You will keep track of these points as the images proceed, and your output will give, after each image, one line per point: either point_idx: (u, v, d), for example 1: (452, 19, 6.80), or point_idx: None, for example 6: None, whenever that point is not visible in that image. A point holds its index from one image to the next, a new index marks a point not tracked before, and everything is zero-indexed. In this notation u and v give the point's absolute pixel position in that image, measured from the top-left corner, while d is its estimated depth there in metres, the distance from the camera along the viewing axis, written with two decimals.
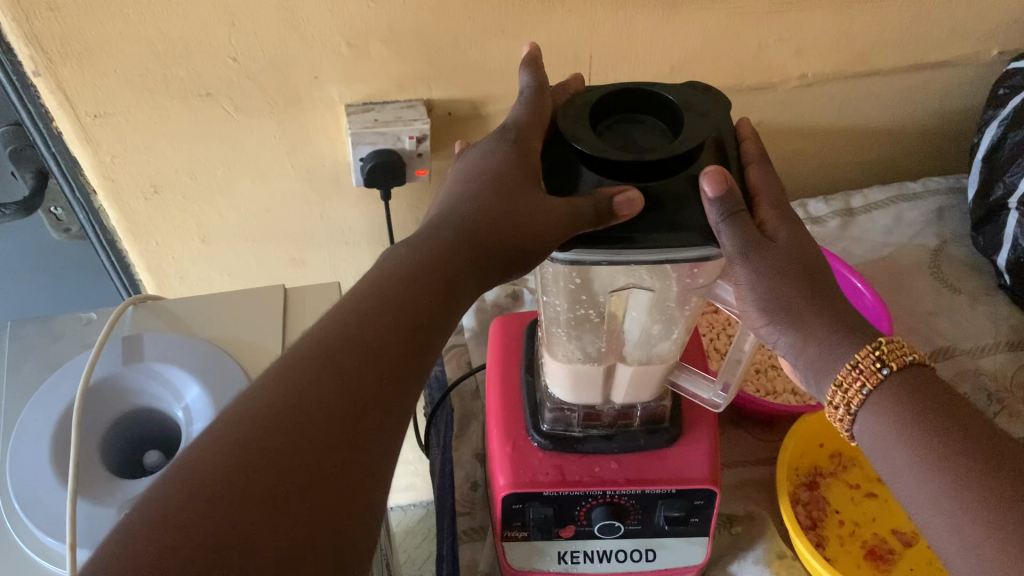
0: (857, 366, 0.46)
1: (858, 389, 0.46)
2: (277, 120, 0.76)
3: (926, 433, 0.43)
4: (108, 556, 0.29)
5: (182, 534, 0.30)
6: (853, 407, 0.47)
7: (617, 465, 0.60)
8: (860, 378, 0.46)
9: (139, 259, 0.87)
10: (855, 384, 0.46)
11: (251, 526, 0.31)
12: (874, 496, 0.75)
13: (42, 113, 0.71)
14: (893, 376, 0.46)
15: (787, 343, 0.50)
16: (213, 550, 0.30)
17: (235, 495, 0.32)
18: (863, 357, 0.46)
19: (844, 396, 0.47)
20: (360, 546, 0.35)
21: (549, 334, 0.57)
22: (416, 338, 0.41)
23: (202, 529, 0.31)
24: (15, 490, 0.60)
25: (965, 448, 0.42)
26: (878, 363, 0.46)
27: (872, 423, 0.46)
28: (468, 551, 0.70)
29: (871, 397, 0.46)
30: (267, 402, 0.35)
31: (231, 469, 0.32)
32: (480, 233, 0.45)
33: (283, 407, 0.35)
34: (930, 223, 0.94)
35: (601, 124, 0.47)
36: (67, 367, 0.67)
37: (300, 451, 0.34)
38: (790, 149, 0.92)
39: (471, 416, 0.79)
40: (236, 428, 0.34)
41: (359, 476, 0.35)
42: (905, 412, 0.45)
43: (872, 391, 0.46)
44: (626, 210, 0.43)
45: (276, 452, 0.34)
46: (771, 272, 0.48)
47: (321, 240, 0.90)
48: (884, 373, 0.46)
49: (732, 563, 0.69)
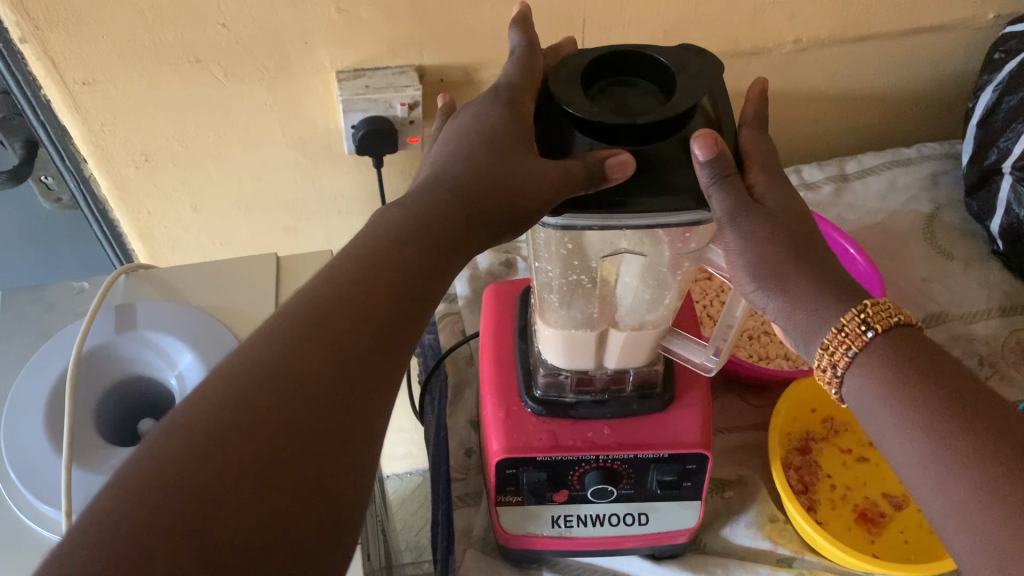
0: (843, 329, 0.46)
1: (844, 351, 0.46)
2: (268, 87, 0.76)
3: (911, 393, 0.44)
4: (106, 512, 0.29)
5: (180, 491, 0.30)
6: (839, 369, 0.47)
7: (609, 431, 0.61)
8: (846, 341, 0.46)
9: (130, 227, 0.87)
10: (841, 347, 0.46)
11: (247, 486, 0.32)
12: (864, 460, 0.76)
13: (30, 81, 0.71)
14: (879, 339, 0.46)
15: (777, 307, 0.49)
16: (211, 508, 0.31)
17: (231, 454, 0.32)
18: (849, 321, 0.46)
19: (831, 358, 0.47)
20: (351, 507, 0.35)
21: (542, 300, 0.57)
22: (411, 301, 0.40)
23: (199, 485, 0.31)
24: (10, 457, 0.60)
25: (949, 408, 0.42)
26: (863, 326, 0.46)
27: (859, 384, 0.46)
28: (463, 517, 0.71)
29: (857, 359, 0.46)
30: (260, 361, 0.35)
31: (228, 427, 0.33)
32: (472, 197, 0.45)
33: (277, 366, 0.35)
34: (924, 189, 0.94)
35: (593, 87, 0.47)
36: (61, 335, 0.67)
37: (297, 411, 0.34)
38: (784, 115, 0.92)
39: (464, 383, 0.80)
40: (229, 387, 0.34)
41: (351, 434, 0.36)
42: (891, 373, 0.45)
43: (858, 353, 0.46)
44: (618, 173, 0.43)
45: (269, 412, 0.34)
46: (761, 237, 0.48)
47: (314, 208, 0.89)
48: (869, 336, 0.46)
49: (724, 527, 0.70)
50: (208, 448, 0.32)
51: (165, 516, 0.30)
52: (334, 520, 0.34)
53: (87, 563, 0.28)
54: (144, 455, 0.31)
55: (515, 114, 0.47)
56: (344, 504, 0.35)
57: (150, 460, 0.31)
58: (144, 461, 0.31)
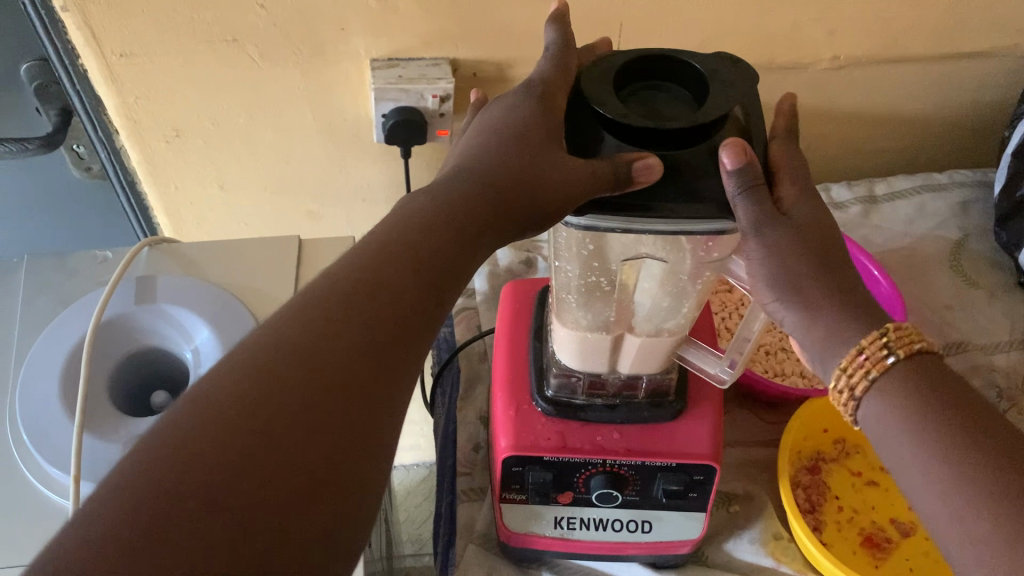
0: (864, 351, 0.46)
1: (863, 374, 0.46)
2: (302, 71, 0.76)
3: (932, 422, 0.43)
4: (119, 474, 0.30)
5: (194, 460, 0.31)
6: (857, 392, 0.47)
7: (619, 436, 0.61)
8: (866, 364, 0.46)
9: (157, 201, 0.88)
10: (860, 369, 0.46)
11: (261, 459, 0.32)
12: (875, 484, 0.75)
13: (68, 49, 0.72)
14: (898, 368, 0.45)
15: (793, 315, 0.49)
16: (221, 478, 0.30)
17: (243, 427, 0.32)
18: (870, 344, 0.46)
19: (849, 380, 0.47)
20: (366, 488, 0.35)
21: (559, 301, 0.56)
22: (433, 289, 0.40)
23: (210, 454, 0.31)
24: (24, 419, 0.61)
25: (970, 439, 0.42)
26: (885, 349, 0.45)
27: (876, 408, 0.46)
28: (466, 512, 0.72)
29: (876, 384, 0.46)
30: (277, 338, 0.35)
31: (241, 403, 0.33)
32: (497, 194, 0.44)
33: (292, 343, 0.35)
34: (953, 216, 0.93)
35: (626, 90, 0.46)
36: (81, 303, 0.68)
37: (314, 390, 0.34)
38: (815, 132, 0.91)
39: (476, 379, 0.80)
40: (245, 362, 0.34)
41: (369, 420, 0.36)
42: (911, 400, 0.44)
43: (878, 377, 0.46)
44: (644, 176, 0.42)
45: (283, 389, 0.34)
46: (785, 251, 0.47)
47: (339, 195, 0.90)
48: (891, 360, 0.45)
49: (728, 541, 0.70)
50: (222, 421, 0.32)
51: (179, 485, 0.30)
52: (349, 503, 0.34)
53: (97, 525, 0.28)
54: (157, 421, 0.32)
55: (546, 111, 0.47)
56: (358, 489, 0.35)
57: (164, 430, 0.32)
58: (157, 431, 0.32)
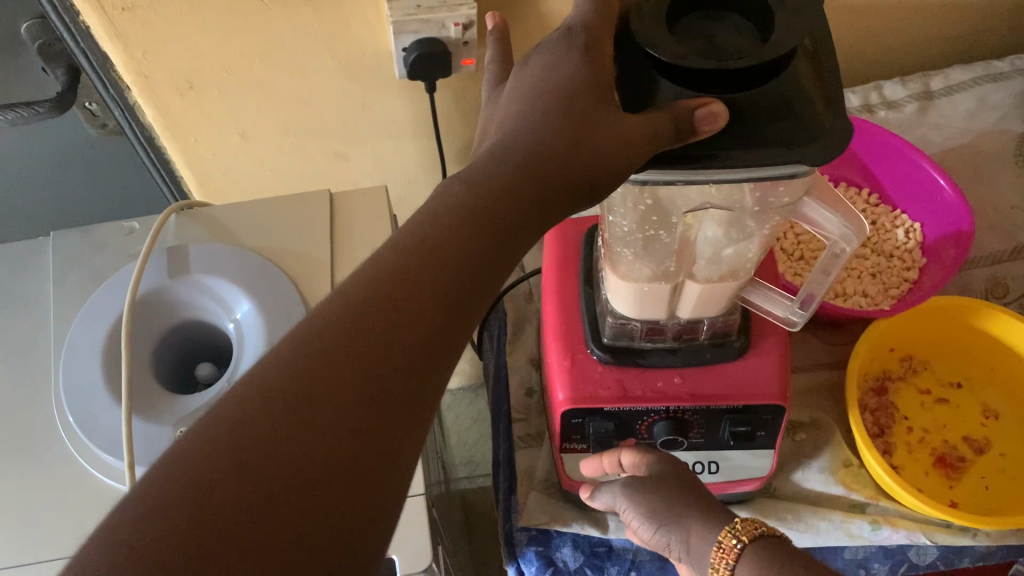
0: (720, 545, 0.51)
1: (734, 545, 0.51)
2: (313, 8, 0.71)
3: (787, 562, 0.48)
4: (175, 497, 0.27)
5: (251, 481, 0.28)
6: (731, 563, 0.50)
7: (680, 380, 0.58)
8: (724, 555, 0.51)
9: (177, 155, 0.85)
10: (731, 544, 0.51)
11: (331, 482, 0.29)
12: (944, 402, 0.73)
13: (67, 7, 0.68)
14: (748, 549, 0.50)
15: (640, 517, 0.57)
16: (285, 501, 0.28)
17: (301, 439, 0.30)
18: (724, 537, 0.52)
19: (720, 555, 0.51)
20: None
21: (612, 250, 0.53)
22: (494, 262, 0.37)
23: (269, 472, 0.29)
24: (70, 406, 0.60)
25: (818, 564, 0.48)
26: (734, 539, 0.51)
27: (750, 564, 0.50)
28: (526, 458, 0.70)
29: (743, 552, 0.50)
30: (329, 329, 0.32)
31: (296, 409, 0.30)
32: (545, 163, 0.38)
33: (346, 334, 0.32)
34: (1017, 106, 0.86)
35: (678, 24, 0.41)
36: (114, 279, 0.66)
37: (377, 389, 0.32)
38: (866, 28, 0.85)
39: (524, 321, 0.78)
40: (298, 358, 0.31)
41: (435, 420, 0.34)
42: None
43: (745, 543, 0.51)
44: (708, 125, 0.38)
45: (342, 390, 0.31)
46: (655, 473, 0.57)
47: (365, 135, 0.86)
48: (739, 545, 0.51)
49: (796, 471, 0.69)
50: (276, 435, 0.29)
51: (242, 512, 0.28)
52: None
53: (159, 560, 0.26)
54: (204, 431, 0.29)
55: (593, 63, 0.41)
56: None
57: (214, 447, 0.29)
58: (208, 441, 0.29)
